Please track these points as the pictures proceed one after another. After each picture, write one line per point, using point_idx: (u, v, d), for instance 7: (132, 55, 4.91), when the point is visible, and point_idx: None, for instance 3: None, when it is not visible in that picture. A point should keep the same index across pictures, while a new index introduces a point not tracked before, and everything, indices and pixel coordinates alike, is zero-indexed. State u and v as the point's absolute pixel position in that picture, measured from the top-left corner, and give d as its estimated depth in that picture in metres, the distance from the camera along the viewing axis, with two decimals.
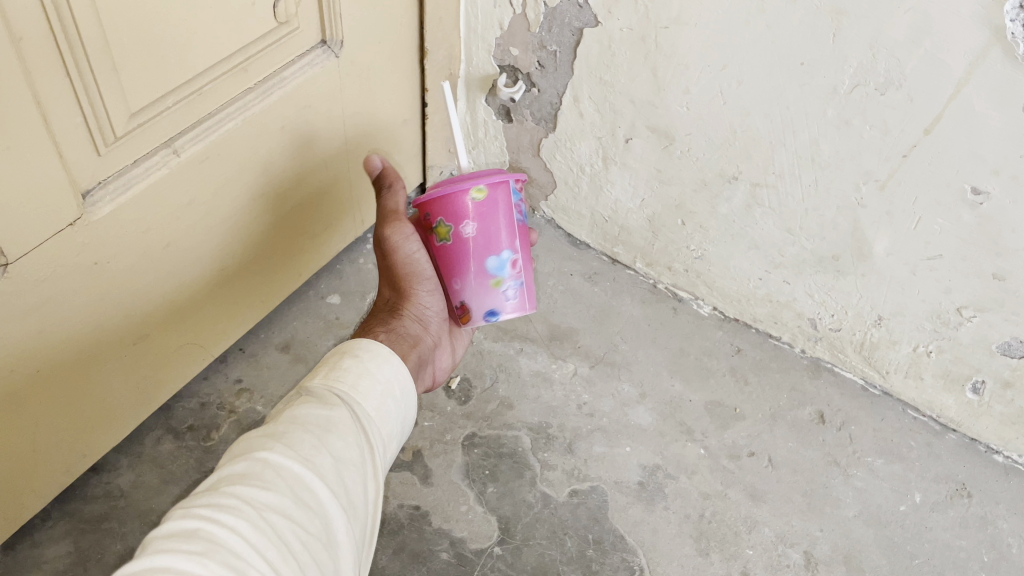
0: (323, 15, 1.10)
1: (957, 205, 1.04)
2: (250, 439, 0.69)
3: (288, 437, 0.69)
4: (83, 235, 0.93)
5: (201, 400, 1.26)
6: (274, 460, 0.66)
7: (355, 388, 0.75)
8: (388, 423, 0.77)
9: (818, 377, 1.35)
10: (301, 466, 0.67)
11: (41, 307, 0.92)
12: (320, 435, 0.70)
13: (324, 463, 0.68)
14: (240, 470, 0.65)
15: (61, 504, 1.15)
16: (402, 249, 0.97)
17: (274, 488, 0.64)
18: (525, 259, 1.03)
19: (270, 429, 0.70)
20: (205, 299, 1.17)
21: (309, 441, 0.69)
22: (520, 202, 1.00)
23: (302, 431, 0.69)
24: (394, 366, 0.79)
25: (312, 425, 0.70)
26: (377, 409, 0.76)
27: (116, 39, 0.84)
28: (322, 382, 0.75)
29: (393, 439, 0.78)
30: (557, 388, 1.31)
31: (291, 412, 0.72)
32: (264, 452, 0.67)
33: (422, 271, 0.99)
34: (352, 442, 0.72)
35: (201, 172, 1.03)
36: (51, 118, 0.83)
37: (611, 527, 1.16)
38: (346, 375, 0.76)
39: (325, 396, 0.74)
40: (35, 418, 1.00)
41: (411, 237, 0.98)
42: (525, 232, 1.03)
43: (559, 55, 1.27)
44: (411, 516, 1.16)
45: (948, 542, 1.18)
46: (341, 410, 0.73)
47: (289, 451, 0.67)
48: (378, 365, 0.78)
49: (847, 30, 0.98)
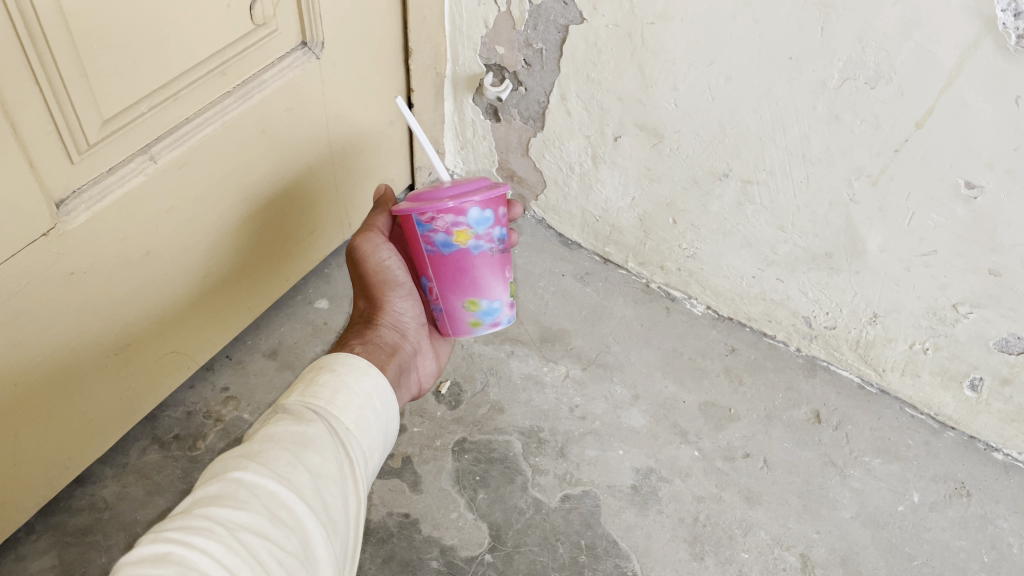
0: (302, 15, 1.08)
1: (951, 200, 1.02)
2: (225, 460, 0.68)
3: (263, 455, 0.67)
4: (58, 244, 0.91)
5: (187, 409, 1.25)
6: (248, 479, 0.65)
7: (332, 402, 0.74)
8: (369, 435, 0.75)
9: (813, 376, 1.33)
10: (277, 482, 0.65)
11: (17, 319, 0.91)
12: (296, 452, 0.69)
13: (300, 479, 0.67)
14: (214, 491, 0.64)
15: (46, 517, 1.13)
16: (371, 259, 0.95)
17: (248, 508, 0.63)
18: (449, 291, 0.98)
19: (245, 449, 0.69)
20: (189, 308, 1.15)
21: (284, 458, 0.68)
22: (432, 234, 0.93)
23: (277, 449, 0.68)
24: (373, 378, 0.78)
25: (288, 443, 0.69)
26: (356, 422, 0.75)
27: (85, 46, 0.83)
28: (299, 399, 0.74)
29: (375, 452, 0.76)
30: (549, 392, 1.29)
31: (266, 431, 0.70)
32: (238, 471, 0.65)
33: (394, 277, 0.96)
34: (331, 458, 0.70)
35: (180, 178, 1.01)
36: (21, 128, 0.82)
37: (603, 532, 1.15)
38: (323, 390, 0.75)
39: (301, 413, 0.73)
40: (16, 431, 0.98)
41: (383, 246, 0.96)
42: (456, 265, 0.96)
43: (545, 53, 1.25)
44: (400, 525, 1.14)
45: (948, 542, 1.16)
46: (317, 425, 0.72)
47: (264, 469, 0.66)
48: (355, 379, 0.77)
49: (835, 23, 0.96)
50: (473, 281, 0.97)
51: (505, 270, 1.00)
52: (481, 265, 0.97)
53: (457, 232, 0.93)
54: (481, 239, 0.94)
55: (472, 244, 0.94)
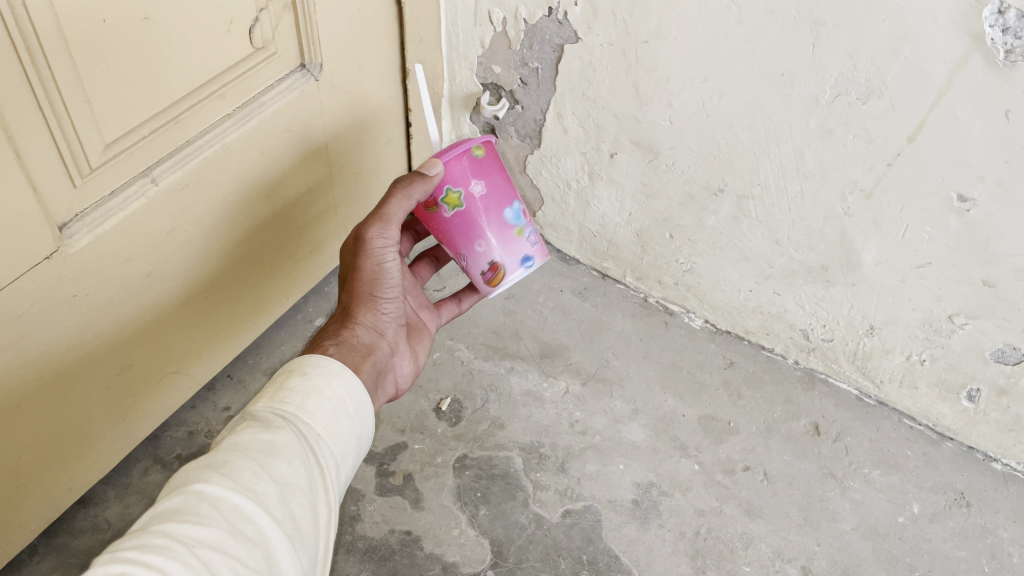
0: (301, 38, 1.09)
1: (944, 212, 1.03)
2: (188, 471, 0.68)
3: (227, 466, 0.68)
4: (60, 268, 0.92)
5: (189, 429, 1.25)
6: (210, 492, 0.65)
7: (302, 407, 0.74)
8: (341, 440, 0.76)
9: (812, 388, 1.34)
10: (239, 495, 0.66)
11: (22, 340, 0.92)
12: (262, 461, 0.69)
13: (266, 490, 0.67)
14: (174, 505, 0.64)
15: (48, 538, 1.13)
16: (374, 253, 0.93)
17: (209, 523, 0.63)
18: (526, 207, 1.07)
19: (209, 458, 0.69)
20: (192, 326, 1.16)
21: (249, 468, 0.68)
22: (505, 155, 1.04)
23: (242, 459, 0.69)
24: (346, 381, 0.78)
25: (253, 451, 0.70)
26: (327, 427, 0.75)
27: (87, 71, 0.84)
28: (267, 404, 0.74)
29: (349, 456, 0.77)
30: (549, 407, 1.30)
31: (233, 438, 0.71)
32: (200, 484, 0.66)
33: (388, 278, 0.95)
34: (298, 466, 0.71)
35: (182, 200, 1.03)
36: (24, 153, 0.83)
37: (605, 547, 1.15)
38: (293, 396, 0.75)
39: (269, 420, 0.73)
40: (20, 452, 0.99)
41: (390, 243, 0.94)
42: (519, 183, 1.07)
43: (541, 72, 1.27)
44: (402, 542, 1.15)
45: (948, 553, 1.17)
46: (285, 432, 0.72)
47: (227, 481, 0.66)
48: (327, 382, 0.77)
49: (826, 40, 0.97)
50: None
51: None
52: None
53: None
54: None
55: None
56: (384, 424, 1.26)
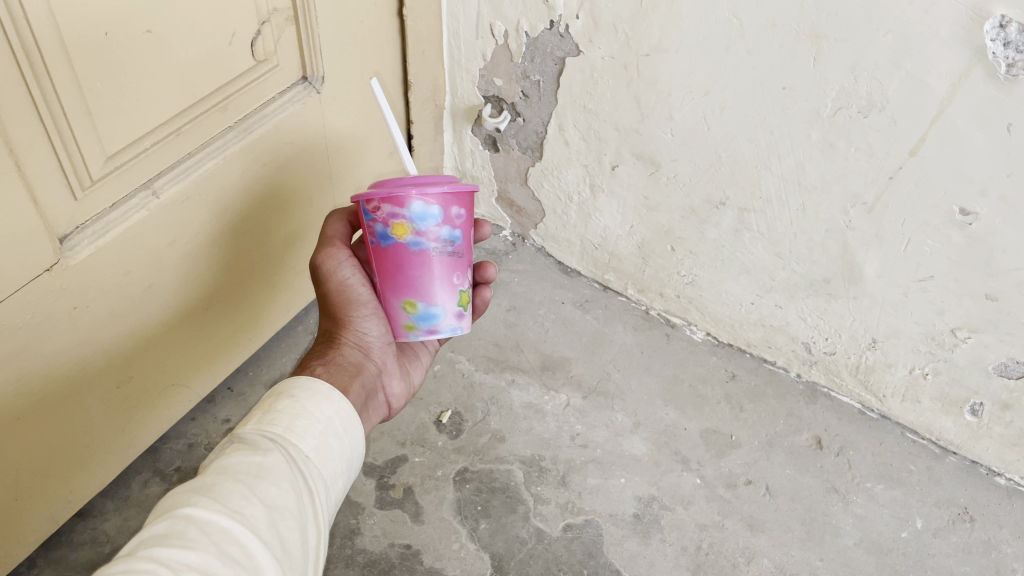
0: (303, 51, 1.09)
1: (946, 226, 1.03)
2: (176, 495, 0.68)
3: (215, 489, 0.68)
4: (60, 279, 0.92)
5: (189, 441, 1.25)
6: (198, 516, 0.65)
7: (290, 430, 0.75)
8: (329, 463, 0.77)
9: (814, 402, 1.33)
10: (228, 518, 0.65)
11: (21, 353, 0.91)
12: (251, 483, 0.69)
13: (254, 513, 0.67)
14: (162, 529, 0.63)
15: (46, 552, 1.13)
16: (330, 277, 0.93)
17: (197, 546, 0.62)
18: (385, 289, 0.95)
19: (197, 483, 0.69)
20: (192, 338, 1.16)
21: (237, 491, 0.68)
22: (374, 224, 0.90)
23: (231, 482, 0.68)
24: (334, 404, 0.80)
25: (242, 474, 0.69)
26: (314, 449, 0.76)
27: (89, 84, 0.84)
28: (255, 429, 0.75)
29: (337, 479, 0.77)
30: (550, 420, 1.29)
31: (221, 462, 0.71)
32: (188, 508, 0.65)
33: (357, 296, 0.94)
34: (287, 489, 0.71)
35: (182, 212, 1.03)
36: (25, 166, 0.83)
37: (606, 561, 1.14)
38: (281, 418, 0.76)
39: (257, 442, 0.73)
40: (17, 464, 0.98)
41: (345, 264, 0.93)
42: (395, 261, 0.92)
43: (542, 85, 1.27)
44: (402, 556, 1.14)
45: (951, 568, 1.16)
46: (273, 455, 0.72)
47: (215, 504, 0.66)
48: (316, 405, 0.79)
49: (827, 54, 0.98)
50: (412, 280, 0.94)
51: (453, 276, 0.95)
52: (426, 268, 0.93)
53: (396, 224, 0.89)
54: (421, 235, 0.90)
55: (412, 239, 0.90)
56: (384, 436, 1.26)
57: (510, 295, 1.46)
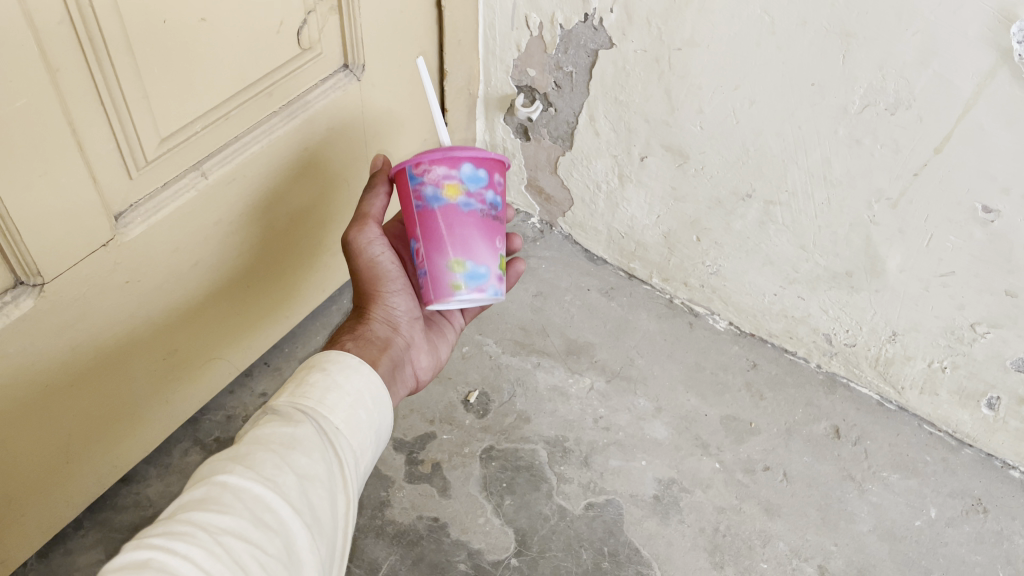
0: (345, 40, 1.13)
1: (968, 222, 1.06)
2: (215, 463, 0.72)
3: (250, 458, 0.72)
4: (115, 254, 0.97)
5: (227, 413, 1.30)
6: (233, 483, 0.69)
7: (321, 402, 0.79)
8: (358, 435, 0.81)
9: (833, 392, 1.36)
10: (261, 486, 0.70)
11: (77, 324, 0.97)
12: (283, 453, 0.73)
13: (286, 481, 0.71)
14: (200, 495, 0.68)
15: (93, 514, 1.18)
16: (360, 252, 0.97)
17: (232, 511, 0.67)
18: (434, 250, 0.97)
19: (233, 452, 0.73)
20: (234, 312, 1.20)
21: (271, 461, 0.72)
22: (424, 186, 0.94)
23: (264, 452, 0.73)
24: (364, 377, 0.84)
25: (275, 444, 0.74)
26: (345, 422, 0.80)
27: (147, 70, 0.89)
28: (288, 401, 0.79)
29: (366, 451, 0.81)
30: (574, 403, 1.33)
31: (254, 433, 0.75)
32: (224, 475, 0.70)
33: (387, 272, 0.99)
34: (318, 459, 0.75)
35: (228, 193, 1.07)
36: (86, 146, 0.87)
37: (626, 539, 1.18)
38: (312, 392, 0.80)
39: (289, 414, 0.78)
40: (70, 428, 1.04)
41: (375, 240, 0.97)
42: (445, 223, 0.96)
43: (575, 76, 1.30)
44: (429, 528, 1.18)
45: (963, 557, 1.18)
46: (305, 426, 0.77)
47: (249, 472, 0.70)
48: (345, 378, 0.82)
49: (856, 52, 1.00)
50: (460, 239, 0.97)
51: (494, 242, 1.00)
52: (473, 229, 0.97)
53: (448, 184, 0.94)
54: (471, 197, 0.95)
55: (462, 200, 0.95)
56: (414, 413, 1.30)
57: (538, 280, 1.50)
